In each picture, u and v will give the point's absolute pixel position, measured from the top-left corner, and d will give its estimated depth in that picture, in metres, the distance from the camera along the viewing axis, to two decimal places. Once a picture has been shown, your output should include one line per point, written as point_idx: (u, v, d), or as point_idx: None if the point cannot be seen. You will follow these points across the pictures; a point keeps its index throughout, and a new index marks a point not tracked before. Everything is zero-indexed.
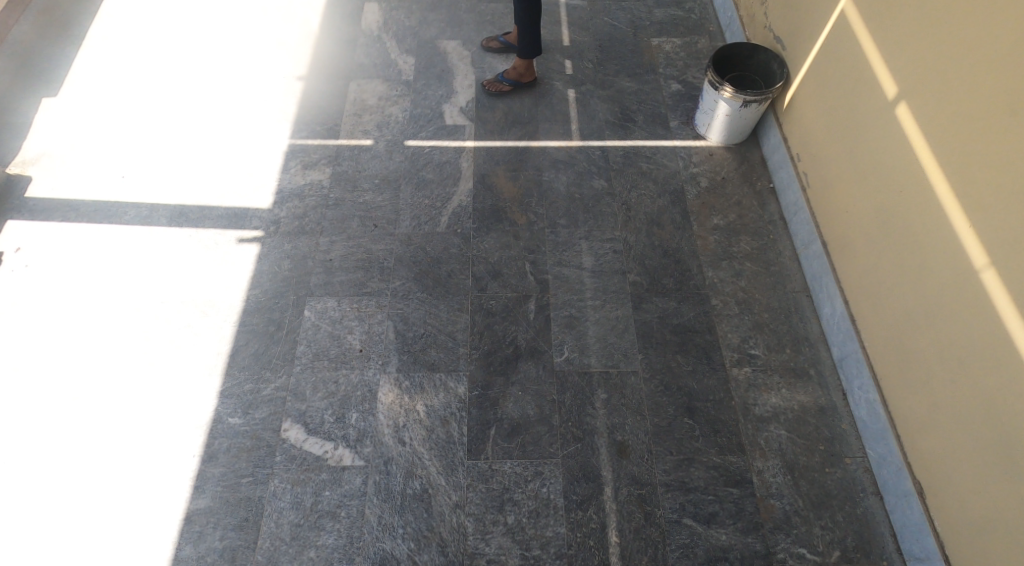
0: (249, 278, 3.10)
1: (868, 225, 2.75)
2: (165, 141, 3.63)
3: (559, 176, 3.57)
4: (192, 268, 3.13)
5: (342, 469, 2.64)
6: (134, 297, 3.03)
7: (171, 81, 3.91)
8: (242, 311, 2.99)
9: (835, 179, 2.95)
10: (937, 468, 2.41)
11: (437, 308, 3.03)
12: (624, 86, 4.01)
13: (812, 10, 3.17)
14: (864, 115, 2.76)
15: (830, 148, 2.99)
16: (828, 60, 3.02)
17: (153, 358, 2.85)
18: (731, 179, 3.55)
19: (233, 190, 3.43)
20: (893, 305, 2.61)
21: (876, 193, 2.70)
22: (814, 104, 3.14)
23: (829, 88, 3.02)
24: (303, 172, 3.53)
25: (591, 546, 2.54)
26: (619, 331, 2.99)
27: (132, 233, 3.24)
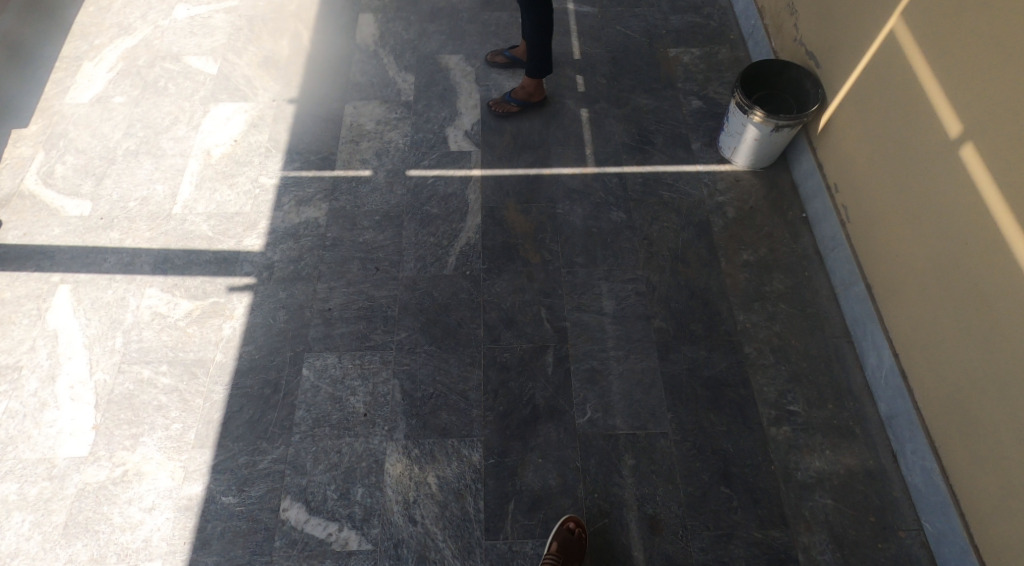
0: (241, 332, 2.84)
1: (921, 276, 2.50)
2: (146, 175, 3.36)
3: (574, 208, 3.33)
4: (177, 321, 2.87)
5: (349, 554, 2.41)
6: (115, 357, 2.77)
7: (150, 106, 3.63)
8: (234, 371, 2.74)
9: (880, 218, 2.69)
10: (1011, 556, 2.19)
11: (446, 364, 2.78)
12: (641, 104, 3.76)
13: (851, 26, 2.89)
14: (918, 152, 2.49)
15: (875, 183, 2.72)
16: (871, 85, 2.75)
17: (135, 429, 2.59)
18: (760, 208, 3.31)
19: (221, 230, 3.18)
20: (954, 368, 2.37)
21: (932, 241, 2.45)
22: (854, 131, 2.87)
23: (872, 118, 2.75)
24: (297, 209, 3.28)
25: None
26: (645, 386, 2.74)
27: (112, 282, 2.99)
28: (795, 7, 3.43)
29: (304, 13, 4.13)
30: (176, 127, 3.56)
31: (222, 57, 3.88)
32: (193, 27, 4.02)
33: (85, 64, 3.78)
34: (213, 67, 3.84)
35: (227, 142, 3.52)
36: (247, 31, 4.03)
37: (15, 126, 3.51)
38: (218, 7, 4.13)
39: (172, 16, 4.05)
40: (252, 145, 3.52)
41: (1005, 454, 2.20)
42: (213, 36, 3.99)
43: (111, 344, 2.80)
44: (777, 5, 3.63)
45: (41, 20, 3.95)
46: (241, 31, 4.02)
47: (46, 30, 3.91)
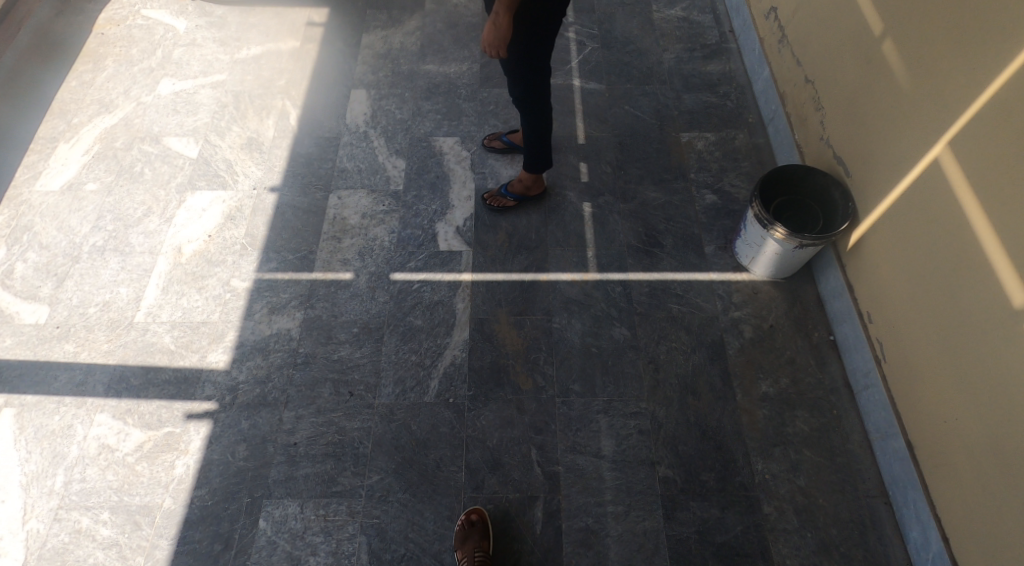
0: (194, 473, 2.56)
1: (980, 459, 2.20)
2: (110, 276, 3.08)
3: (572, 322, 3.02)
4: (126, 457, 2.58)
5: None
6: (53, 500, 2.51)
7: (123, 194, 3.38)
8: (182, 522, 2.49)
9: (928, 379, 2.38)
10: None
11: (421, 518, 2.51)
12: (649, 198, 3.44)
13: (885, 151, 2.60)
14: (975, 314, 2.23)
15: (917, 334, 2.43)
16: (910, 223, 2.47)
17: None
18: (781, 327, 2.98)
19: (184, 343, 2.89)
20: None
21: (996, 425, 2.15)
22: (888, 266, 2.57)
23: (914, 261, 2.45)
24: (269, 318, 2.99)
25: None
26: (648, 554, 2.47)
27: (59, 406, 2.70)
28: (820, 102, 3.11)
29: (293, 89, 3.90)
30: (148, 219, 3.30)
31: (203, 139, 3.65)
32: (177, 104, 3.80)
33: (59, 145, 3.55)
34: (193, 149, 3.60)
35: (200, 237, 3.25)
36: (233, 109, 3.80)
37: None
38: (205, 81, 3.91)
39: (155, 92, 3.84)
40: (226, 241, 3.25)
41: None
42: (197, 114, 3.76)
43: (50, 484, 2.53)
44: (800, 95, 3.32)
45: (17, 99, 3.75)
46: (226, 108, 3.79)
47: (21, 108, 3.71)
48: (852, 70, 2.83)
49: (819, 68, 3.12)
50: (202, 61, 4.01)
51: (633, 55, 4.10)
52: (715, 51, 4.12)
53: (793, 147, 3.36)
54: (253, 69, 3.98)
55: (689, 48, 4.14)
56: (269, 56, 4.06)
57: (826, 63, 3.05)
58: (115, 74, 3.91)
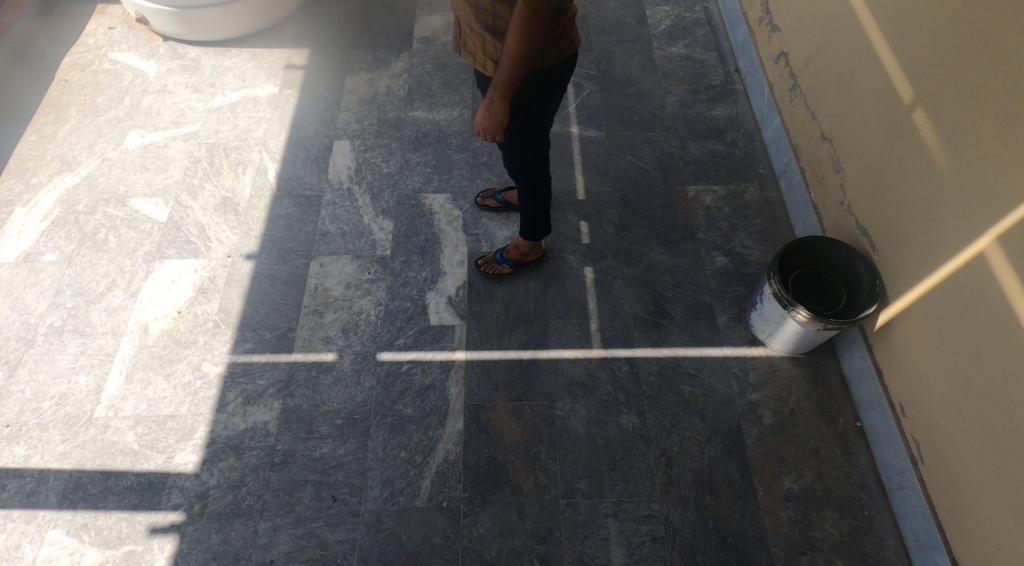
0: None
1: None
2: (68, 363, 2.84)
3: (576, 408, 2.78)
4: None
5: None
6: None
7: (85, 266, 3.12)
8: None
9: (978, 491, 2.19)
10: None
11: None
12: (655, 261, 3.19)
13: (917, 232, 2.38)
14: None
15: (964, 441, 2.22)
16: (952, 319, 2.25)
17: None
18: (804, 412, 2.74)
19: (149, 442, 2.65)
20: None
21: None
22: (926, 361, 2.35)
23: (956, 359, 2.24)
24: (244, 408, 2.74)
25: None
26: None
27: (9, 521, 2.50)
28: (840, 163, 2.87)
29: (271, 140, 3.63)
30: (112, 294, 3.05)
31: (174, 199, 3.38)
32: (146, 159, 3.52)
33: (15, 209, 3.29)
34: (163, 212, 3.34)
35: (169, 314, 3.00)
36: (206, 164, 3.52)
37: None
38: (176, 133, 3.64)
39: (122, 145, 3.56)
40: (197, 319, 3.00)
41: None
42: (167, 170, 3.49)
43: None
44: (817, 152, 3.07)
45: None
46: (199, 163, 3.52)
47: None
48: (877, 134, 2.60)
49: (838, 126, 2.88)
50: (173, 110, 3.73)
51: (634, 98, 3.84)
52: (720, 92, 3.87)
53: (810, 207, 3.11)
54: (228, 119, 3.70)
55: (693, 90, 3.89)
56: (246, 103, 3.78)
57: (844, 122, 2.83)
58: (78, 126, 3.62)
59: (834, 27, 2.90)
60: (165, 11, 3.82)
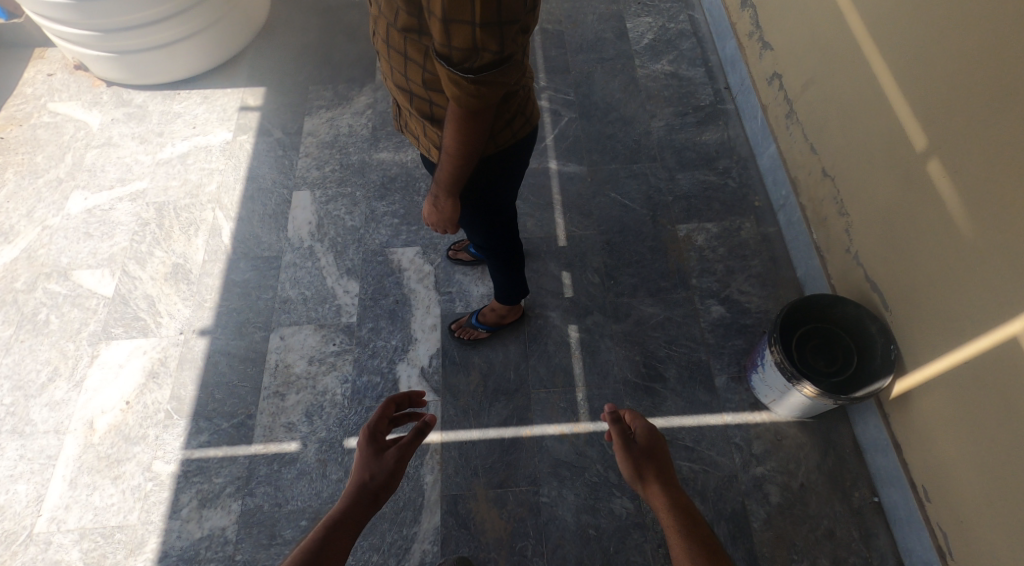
0: None
1: None
2: (7, 468, 2.65)
3: (563, 494, 2.54)
4: None
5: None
6: None
7: (25, 354, 2.89)
8: None
9: None
10: None
11: None
12: (645, 315, 2.92)
13: (943, 298, 2.12)
14: None
15: (1007, 543, 1.97)
16: (986, 399, 2.02)
17: None
18: (815, 487, 2.48)
19: (95, 559, 2.49)
20: None
21: None
22: (955, 444, 2.11)
23: (1001, 451, 1.98)
24: (199, 514, 2.56)
25: None
26: None
27: None
28: (841, 204, 2.60)
29: (225, 196, 3.35)
30: (54, 384, 2.82)
31: (121, 270, 3.12)
32: (90, 224, 3.26)
33: None
34: (109, 285, 3.08)
35: (116, 406, 2.76)
36: (155, 227, 3.25)
37: None
38: (123, 192, 3.36)
39: (64, 210, 3.30)
40: (147, 409, 2.76)
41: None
42: (113, 236, 3.22)
43: None
44: (818, 190, 2.79)
45: None
46: (148, 226, 3.25)
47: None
48: (884, 181, 2.33)
49: (837, 163, 2.60)
50: (119, 166, 3.45)
51: (616, 125, 3.53)
52: (710, 113, 3.55)
53: (812, 249, 2.83)
54: (178, 172, 3.42)
55: (681, 111, 3.57)
56: (197, 153, 3.49)
57: (843, 161, 2.55)
58: (16, 191, 3.36)
59: (830, 54, 2.62)
60: (104, 57, 3.53)
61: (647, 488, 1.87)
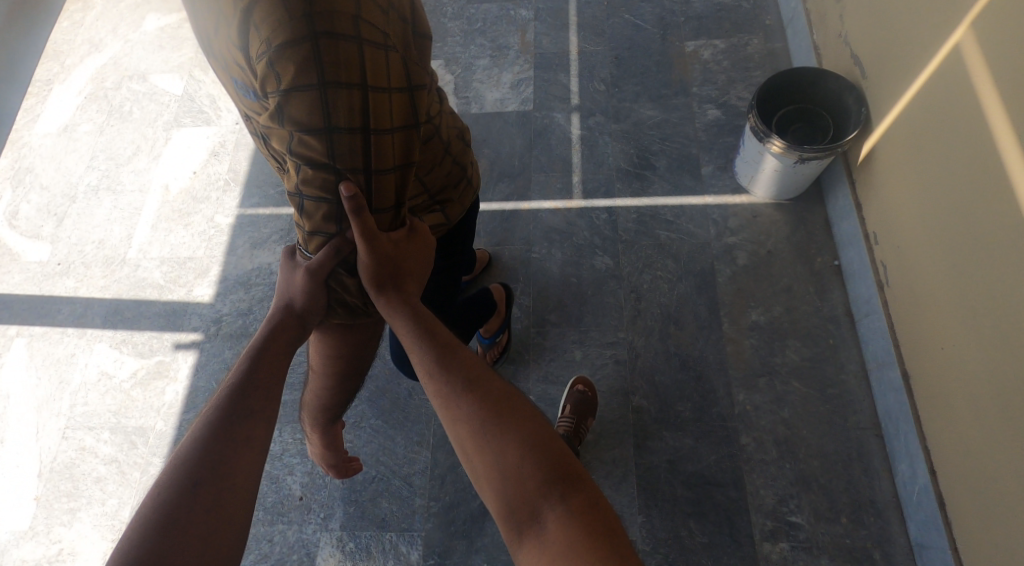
0: (182, 398, 2.64)
1: (962, 389, 1.97)
2: (104, 215, 3.10)
3: (552, 251, 2.85)
4: (122, 383, 2.67)
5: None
6: (60, 421, 2.61)
7: (114, 134, 3.35)
8: (174, 442, 2.56)
9: (925, 305, 2.13)
10: None
11: (392, 442, 2.48)
12: (644, 117, 3.17)
13: (902, 41, 2.25)
14: (972, 233, 1.94)
15: (919, 258, 2.15)
16: (930, 125, 2.11)
17: (73, 503, 2.46)
18: (780, 254, 2.73)
19: (172, 278, 2.91)
20: (992, 520, 1.87)
21: (978, 352, 1.92)
22: (907, 172, 2.23)
23: (925, 172, 2.13)
24: (252, 252, 2.96)
25: None
26: (614, 481, 2.36)
27: (64, 336, 2.80)
28: None
29: None
30: (138, 158, 3.27)
31: (188, 74, 3.53)
32: (162, 39, 3.65)
33: (54, 87, 3.54)
34: (178, 86, 3.49)
35: (187, 175, 3.20)
36: None
37: None
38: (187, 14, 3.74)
39: (141, 28, 3.69)
40: (210, 178, 3.18)
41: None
42: (181, 49, 3.61)
43: (58, 408, 2.64)
44: None
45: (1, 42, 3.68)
46: None
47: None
48: None
49: None
50: None
51: None
52: None
53: (811, 50, 2.99)
54: None
55: None
56: None
57: None
58: (105, 12, 3.78)
59: None
60: None
61: (389, 292, 1.37)
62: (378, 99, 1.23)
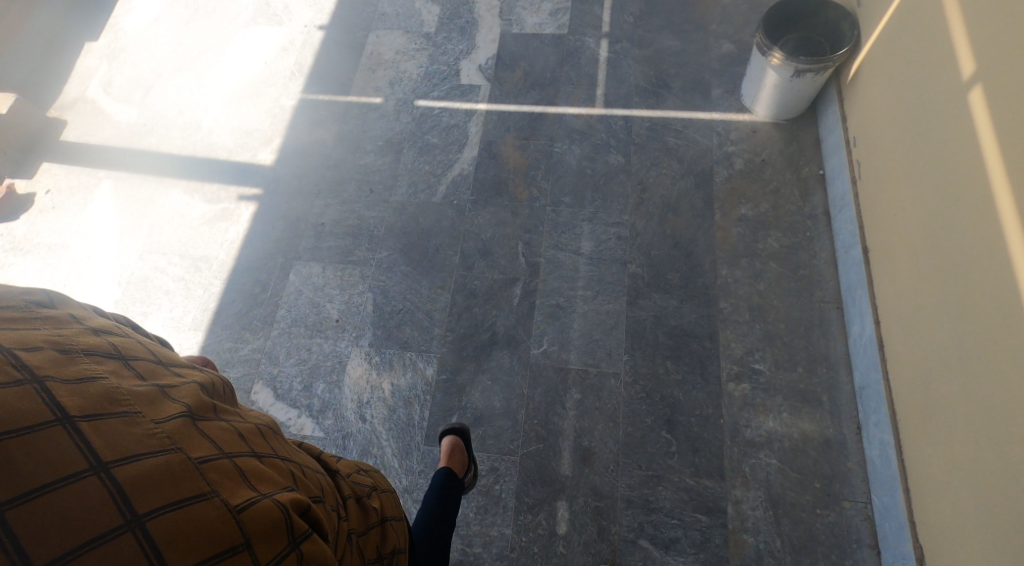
0: (243, 237, 3.04)
1: (904, 241, 2.35)
2: (185, 89, 3.52)
3: (572, 148, 3.23)
4: (192, 222, 3.09)
5: (302, 437, 2.58)
6: (139, 245, 3.03)
7: (198, 27, 3.75)
8: (232, 269, 2.95)
9: (887, 179, 2.49)
10: (943, 529, 2.01)
11: (418, 284, 2.88)
12: (666, 46, 3.52)
13: None
14: (921, 107, 2.31)
15: (886, 140, 2.52)
16: (904, 26, 2.46)
17: (147, 308, 2.87)
18: (772, 163, 3.09)
19: (240, 144, 3.33)
20: (911, 346, 2.23)
21: (917, 204, 2.30)
22: (883, 73, 2.58)
23: (895, 67, 2.50)
24: (310, 129, 3.37)
25: (534, 553, 2.32)
26: (607, 327, 2.74)
27: (145, 181, 3.22)
28: None
29: None
30: (217, 47, 3.67)
31: None
32: None
33: None
34: None
35: (259, 64, 3.60)
36: None
37: (86, 39, 3.73)
38: None
39: None
40: (278, 68, 3.59)
41: (966, 435, 1.96)
42: None
43: (138, 234, 3.06)
44: None
45: None
46: None
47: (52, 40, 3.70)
48: None
49: None
50: None
51: None
52: None
53: None
54: None
55: None
56: None
57: None
58: None
59: None
60: None
61: None
62: (174, 513, 1.11)
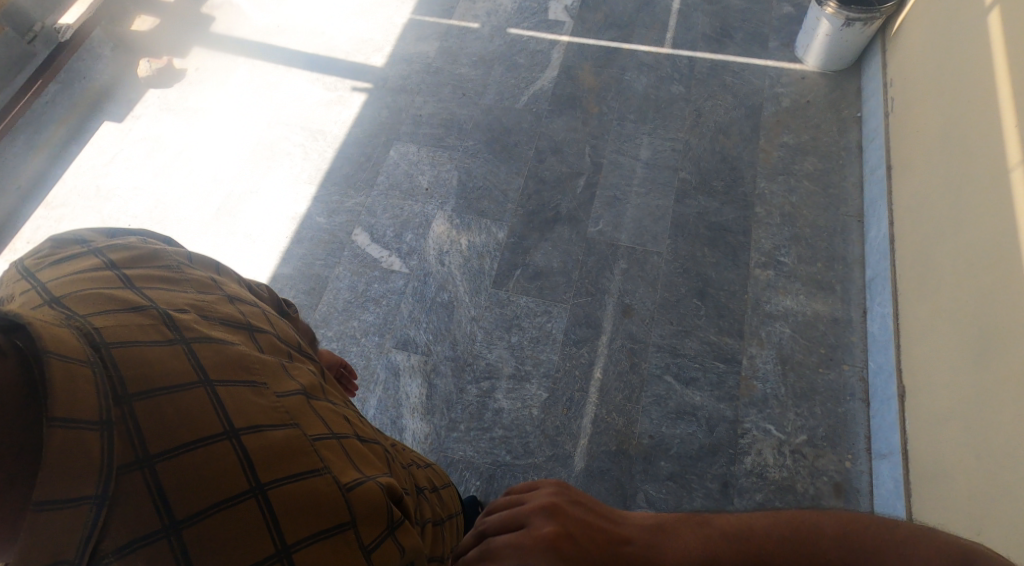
0: (355, 118, 3.58)
1: (921, 149, 2.75)
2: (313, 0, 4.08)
3: (640, 78, 3.69)
4: (313, 103, 3.65)
5: (390, 272, 3.08)
6: (268, 117, 3.60)
7: None
8: (342, 142, 3.49)
9: (914, 104, 2.90)
10: (922, 367, 2.40)
11: (498, 168, 3.37)
12: (733, 4, 3.96)
13: None
14: (950, 36, 2.73)
15: (917, 72, 2.93)
16: None
17: (271, 164, 3.44)
18: (816, 104, 3.49)
19: (355, 49, 3.87)
20: (916, 231, 2.63)
21: (935, 116, 2.71)
22: (922, 20, 3.01)
23: (933, 11, 2.93)
24: (415, 43, 3.89)
25: (575, 375, 2.77)
26: (655, 217, 3.18)
27: (275, 69, 3.79)
28: None
29: None
30: None
31: None
32: None
33: None
34: None
35: None
36: None
37: None
38: None
39: None
40: None
41: (954, 289, 2.33)
42: None
43: (267, 109, 3.63)
44: None
45: None
46: None
47: None
48: None
49: None
50: None
51: None
52: None
53: None
54: None
55: None
56: None
57: None
58: None
59: None
60: None
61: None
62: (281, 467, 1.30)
